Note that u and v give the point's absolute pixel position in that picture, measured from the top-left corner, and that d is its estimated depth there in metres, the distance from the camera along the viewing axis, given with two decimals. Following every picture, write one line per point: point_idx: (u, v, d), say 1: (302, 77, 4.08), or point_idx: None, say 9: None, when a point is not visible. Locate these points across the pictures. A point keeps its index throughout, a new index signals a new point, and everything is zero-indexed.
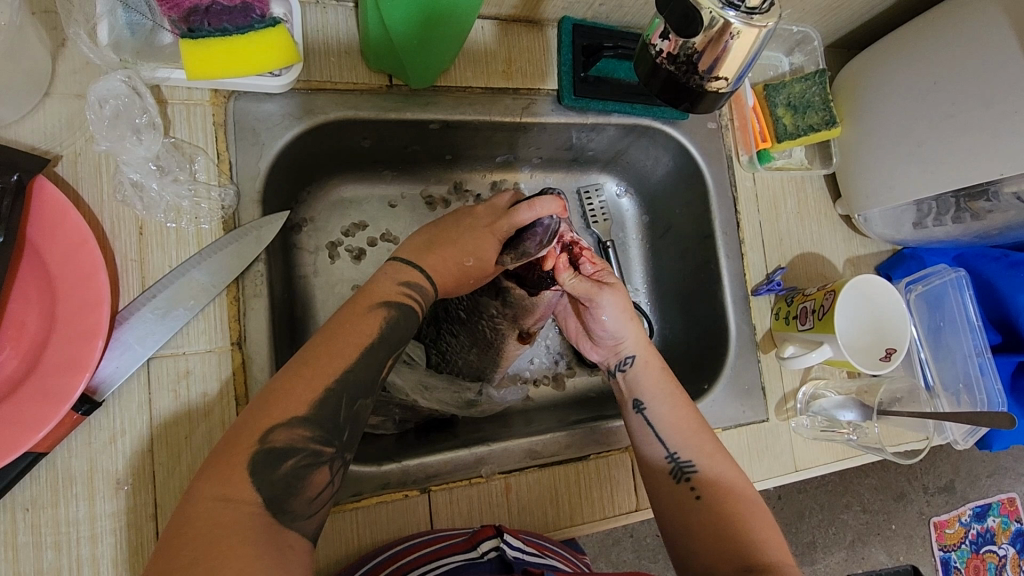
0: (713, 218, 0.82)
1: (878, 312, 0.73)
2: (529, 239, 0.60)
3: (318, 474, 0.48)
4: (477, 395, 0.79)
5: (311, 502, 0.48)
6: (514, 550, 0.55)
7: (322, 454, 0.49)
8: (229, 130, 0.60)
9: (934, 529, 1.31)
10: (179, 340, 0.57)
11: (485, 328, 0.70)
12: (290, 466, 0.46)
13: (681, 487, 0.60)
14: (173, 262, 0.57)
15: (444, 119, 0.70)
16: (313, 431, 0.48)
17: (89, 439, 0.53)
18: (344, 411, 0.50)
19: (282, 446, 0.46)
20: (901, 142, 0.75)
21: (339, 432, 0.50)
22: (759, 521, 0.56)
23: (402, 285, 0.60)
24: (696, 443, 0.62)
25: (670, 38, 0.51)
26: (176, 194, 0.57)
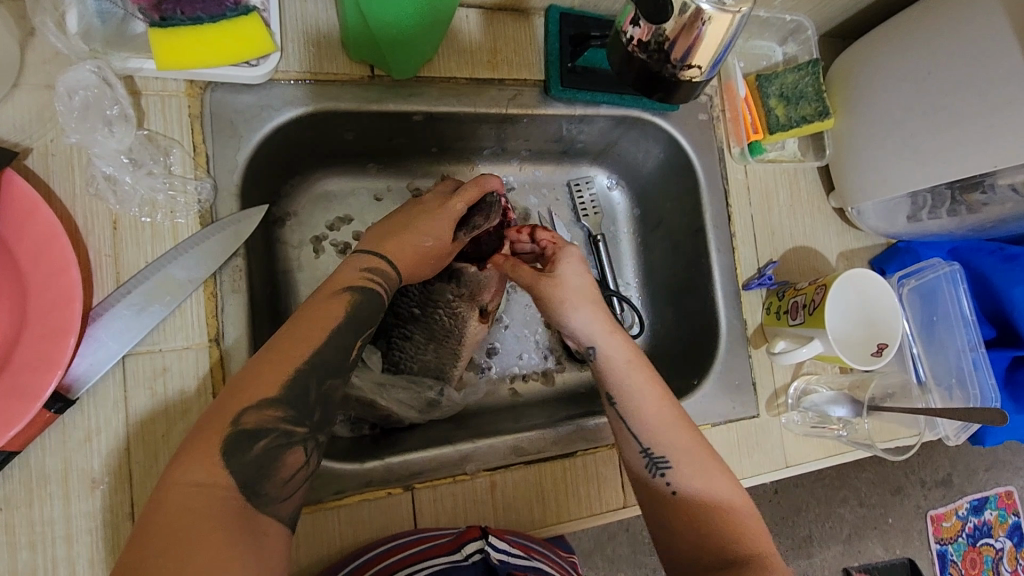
0: (704, 212, 0.80)
1: (869, 306, 0.72)
2: (477, 214, 0.69)
3: (290, 454, 0.50)
4: (438, 395, 0.77)
5: (284, 484, 0.49)
6: (499, 553, 0.54)
7: (294, 434, 0.51)
8: (205, 122, 0.59)
9: (931, 522, 1.31)
10: (155, 336, 0.56)
11: (444, 316, 0.73)
12: (262, 446, 0.48)
13: (657, 482, 0.60)
14: (148, 257, 0.56)
15: (428, 111, 0.69)
16: (284, 412, 0.50)
17: (63, 438, 0.52)
18: (314, 392, 0.53)
19: (253, 427, 0.48)
20: (895, 133, 0.74)
21: (310, 413, 0.52)
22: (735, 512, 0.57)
23: (364, 270, 0.62)
24: (671, 439, 0.60)
25: (641, 25, 0.51)
26: (151, 187, 0.56)
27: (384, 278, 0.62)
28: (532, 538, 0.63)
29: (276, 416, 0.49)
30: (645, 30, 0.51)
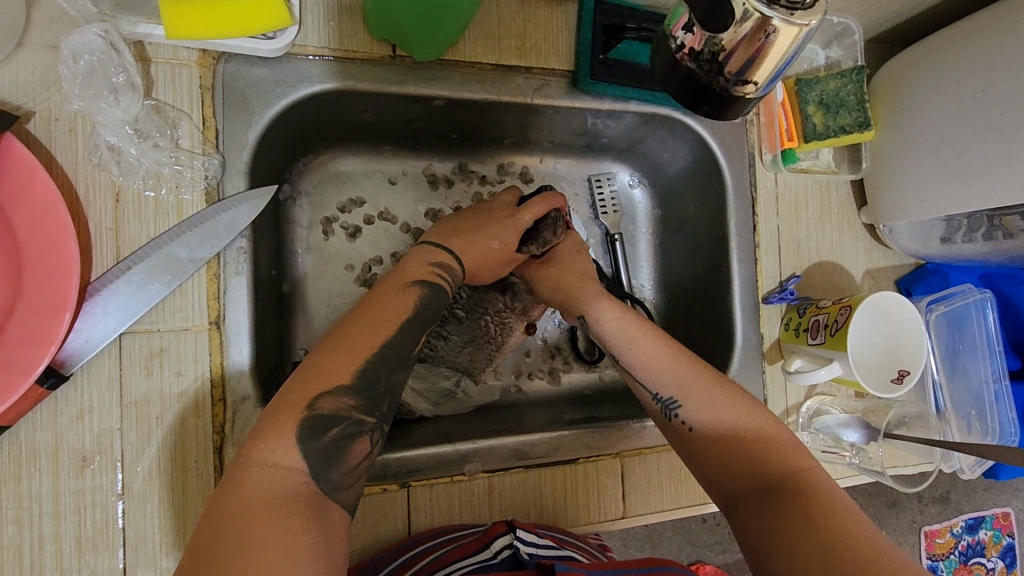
0: (728, 219, 0.77)
1: (896, 331, 0.69)
2: (544, 229, 0.72)
3: (358, 443, 0.51)
4: (454, 387, 0.78)
5: (350, 471, 0.50)
6: (527, 546, 0.54)
7: (364, 424, 0.52)
8: (216, 95, 0.56)
9: (925, 538, 1.29)
10: (154, 316, 0.54)
11: (489, 321, 0.79)
12: (333, 434, 0.49)
13: (674, 423, 0.60)
14: (151, 233, 0.54)
15: (449, 96, 0.66)
16: (356, 400, 0.52)
17: (55, 414, 0.51)
18: (383, 383, 0.55)
19: (328, 413, 0.50)
20: (938, 152, 0.70)
21: (378, 402, 0.53)
22: (758, 431, 0.57)
23: (431, 265, 0.64)
24: (676, 378, 0.61)
25: (694, 31, 0.46)
26: (156, 160, 0.54)
27: (448, 274, 0.65)
28: (565, 530, 0.63)
29: (349, 404, 0.51)
30: (697, 39, 0.46)
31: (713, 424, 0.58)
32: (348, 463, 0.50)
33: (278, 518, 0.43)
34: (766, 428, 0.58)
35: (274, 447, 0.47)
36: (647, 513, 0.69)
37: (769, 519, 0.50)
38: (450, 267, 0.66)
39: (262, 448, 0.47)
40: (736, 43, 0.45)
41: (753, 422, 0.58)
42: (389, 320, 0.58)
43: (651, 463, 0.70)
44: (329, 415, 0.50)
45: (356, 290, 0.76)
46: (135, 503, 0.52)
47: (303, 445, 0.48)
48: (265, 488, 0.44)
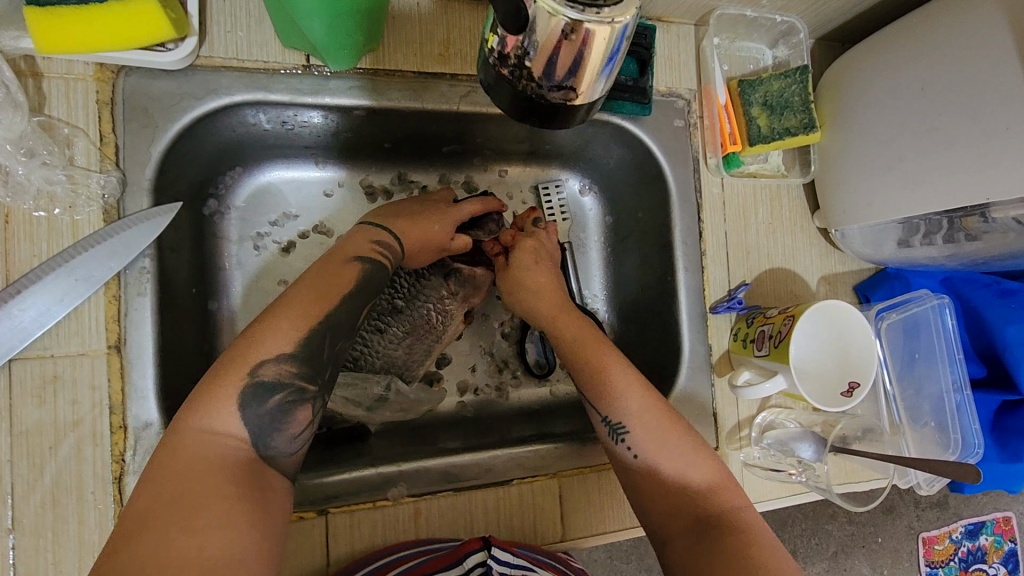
0: (673, 226, 0.75)
1: (841, 338, 0.66)
2: (489, 222, 0.76)
3: (301, 410, 0.52)
4: (385, 389, 0.74)
5: (293, 439, 0.52)
6: (500, 566, 0.52)
7: (307, 391, 0.53)
8: (116, 109, 0.54)
9: (923, 545, 1.25)
10: (48, 341, 0.52)
11: (431, 311, 0.75)
12: (276, 400, 0.50)
13: (621, 448, 0.61)
14: (43, 254, 0.52)
15: (370, 105, 0.64)
16: (299, 367, 0.53)
17: None
18: (327, 351, 0.55)
19: (270, 379, 0.51)
20: (882, 153, 0.68)
21: (321, 368, 0.54)
22: (695, 459, 0.59)
23: (374, 243, 0.63)
24: (628, 404, 0.61)
25: (504, 37, 0.46)
26: (47, 179, 0.52)
27: (390, 251, 0.64)
28: (542, 553, 0.60)
29: (291, 370, 0.52)
30: (509, 43, 0.46)
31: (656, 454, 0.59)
32: (292, 430, 0.51)
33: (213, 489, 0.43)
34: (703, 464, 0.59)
35: (221, 414, 0.48)
36: (589, 535, 0.66)
37: (693, 555, 0.53)
38: (393, 245, 0.64)
39: (204, 414, 0.48)
40: (553, 44, 0.44)
41: (696, 457, 0.59)
42: (332, 290, 0.57)
43: (591, 481, 0.67)
44: (272, 381, 0.51)
45: None
46: (27, 538, 0.50)
47: (242, 410, 0.49)
48: (210, 456, 0.46)
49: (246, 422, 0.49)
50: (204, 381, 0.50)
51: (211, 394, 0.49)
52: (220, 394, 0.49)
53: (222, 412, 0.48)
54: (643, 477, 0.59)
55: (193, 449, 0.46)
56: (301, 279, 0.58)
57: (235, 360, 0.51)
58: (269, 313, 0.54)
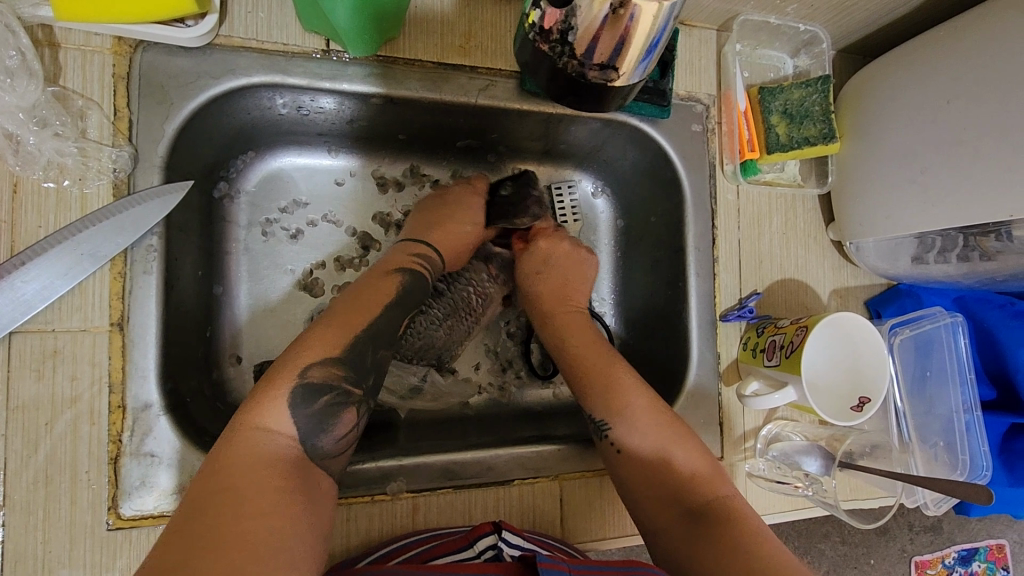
0: (686, 232, 0.74)
1: (852, 354, 0.66)
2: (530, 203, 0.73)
3: (346, 413, 0.53)
4: (421, 381, 0.73)
5: (337, 441, 0.52)
6: (510, 549, 0.54)
7: (352, 395, 0.54)
8: (132, 84, 0.54)
9: (915, 568, 1.23)
10: (49, 315, 0.51)
11: (472, 293, 0.73)
12: (324, 401, 0.51)
13: (605, 443, 0.62)
14: (49, 226, 0.51)
15: (388, 94, 0.63)
16: (345, 371, 0.54)
17: None
18: (370, 357, 0.56)
19: (316, 382, 0.52)
20: (902, 167, 0.67)
21: (365, 375, 0.56)
22: (685, 449, 0.60)
23: (413, 256, 0.66)
24: (609, 399, 0.62)
25: (548, 11, 0.48)
26: (57, 150, 0.51)
27: (429, 264, 0.67)
28: (552, 539, 0.62)
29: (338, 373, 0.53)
30: (551, 16, 0.48)
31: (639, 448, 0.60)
32: (338, 431, 0.52)
33: (265, 484, 0.44)
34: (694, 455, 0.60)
35: (274, 415, 0.49)
36: (588, 542, 0.65)
37: (680, 544, 0.55)
38: (434, 258, 0.68)
39: (260, 413, 0.49)
40: (600, 24, 0.45)
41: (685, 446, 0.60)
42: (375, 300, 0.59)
43: (593, 487, 0.66)
44: (319, 383, 0.52)
45: (296, 295, 0.73)
46: (17, 516, 0.49)
47: (293, 410, 0.50)
48: (260, 451, 0.47)
49: (296, 422, 0.50)
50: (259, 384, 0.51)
51: (262, 396, 0.50)
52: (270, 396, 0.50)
53: (277, 410, 0.49)
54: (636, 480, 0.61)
55: (248, 444, 0.47)
56: (343, 295, 0.60)
57: (285, 364, 0.52)
58: (310, 331, 0.55)
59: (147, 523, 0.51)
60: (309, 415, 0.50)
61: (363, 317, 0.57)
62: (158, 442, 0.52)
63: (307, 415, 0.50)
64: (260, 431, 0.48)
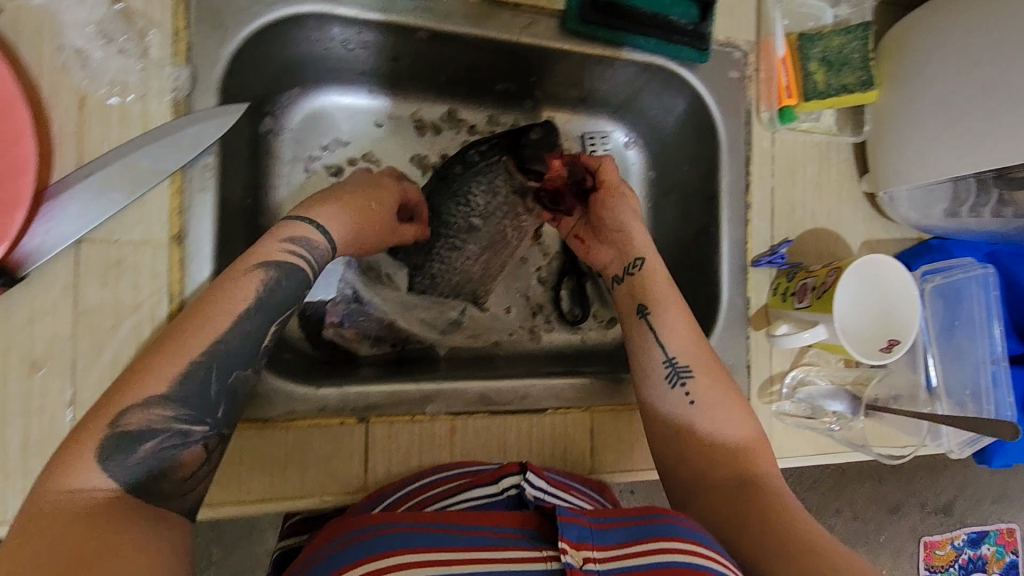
0: (721, 177, 0.75)
1: (882, 297, 0.66)
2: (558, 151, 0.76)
3: (187, 453, 0.46)
4: (460, 315, 0.79)
5: (182, 481, 0.46)
6: (533, 489, 0.53)
7: (190, 435, 0.46)
8: (190, 6, 0.55)
9: (925, 549, 1.32)
10: (114, 226, 0.53)
11: (507, 226, 0.78)
12: (146, 449, 0.44)
13: (676, 391, 0.62)
14: (113, 140, 0.53)
15: (433, 28, 0.64)
16: (178, 411, 0.45)
17: (4, 316, 0.50)
18: (214, 388, 0.47)
19: (134, 429, 0.43)
20: (942, 113, 0.67)
21: (209, 410, 0.47)
22: (744, 419, 0.61)
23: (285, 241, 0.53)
24: (690, 349, 0.63)
25: None
26: (123, 68, 0.53)
27: (308, 248, 0.54)
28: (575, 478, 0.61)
29: (164, 415, 0.45)
30: None
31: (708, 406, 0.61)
32: (179, 472, 0.45)
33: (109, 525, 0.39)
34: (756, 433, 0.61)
35: (78, 469, 0.41)
36: (617, 472, 0.67)
37: (731, 501, 0.55)
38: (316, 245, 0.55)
39: (65, 475, 0.41)
40: None
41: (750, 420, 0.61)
42: (238, 302, 0.49)
43: (624, 420, 0.68)
44: (136, 432, 0.43)
45: None
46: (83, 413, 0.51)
47: (106, 464, 0.42)
48: (78, 509, 0.39)
49: (112, 475, 0.42)
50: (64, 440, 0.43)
51: (68, 454, 0.42)
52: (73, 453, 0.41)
53: (82, 466, 0.41)
54: (690, 433, 0.61)
55: (50, 503, 0.39)
56: (192, 306, 0.50)
57: (99, 404, 0.44)
58: (135, 359, 0.46)
59: None
60: (130, 464, 0.43)
61: (207, 332, 0.47)
62: None
63: (126, 463, 0.43)
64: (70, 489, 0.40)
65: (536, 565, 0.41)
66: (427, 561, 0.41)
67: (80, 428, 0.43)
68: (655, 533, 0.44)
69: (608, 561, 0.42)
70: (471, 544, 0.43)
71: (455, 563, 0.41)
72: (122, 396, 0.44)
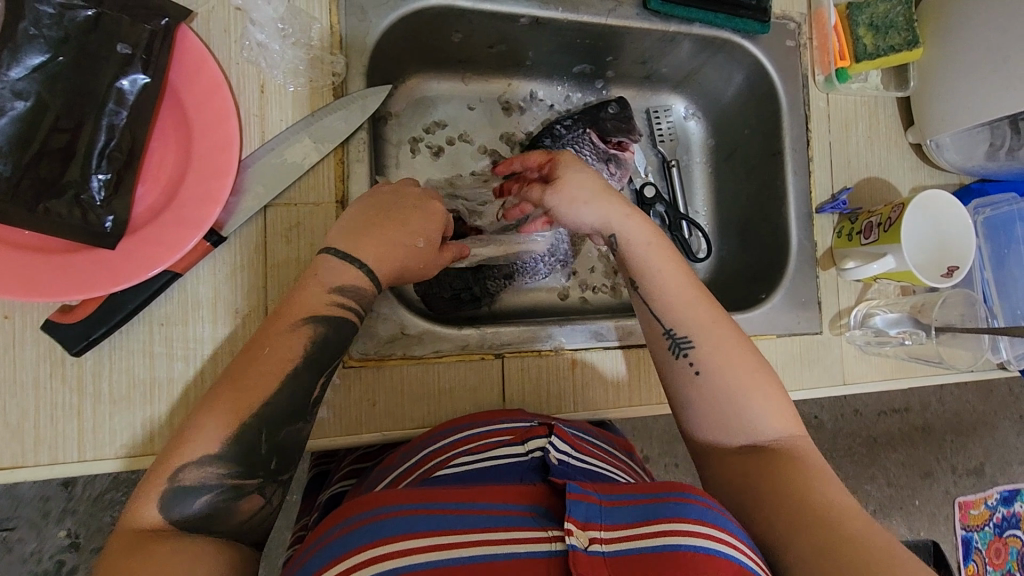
0: (783, 136, 0.83)
1: (942, 227, 0.75)
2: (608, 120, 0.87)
3: (245, 500, 0.50)
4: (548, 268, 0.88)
5: (243, 522, 0.50)
6: (557, 452, 0.55)
7: (246, 484, 0.51)
8: (342, 4, 0.64)
9: (959, 508, 1.41)
10: (291, 192, 0.62)
11: None
12: (203, 499, 0.49)
13: (681, 361, 0.62)
14: (289, 120, 0.62)
15: (534, 15, 0.73)
16: (230, 466, 0.50)
17: (213, 271, 0.59)
18: (263, 443, 0.52)
19: (190, 483, 0.49)
20: (983, 63, 0.76)
21: (260, 464, 0.51)
22: (760, 393, 0.60)
23: (332, 293, 0.57)
24: (695, 318, 0.63)
25: None
26: (295, 57, 0.62)
27: (353, 300, 0.58)
28: (599, 436, 0.67)
29: (215, 472, 0.49)
30: None
31: (722, 373, 0.61)
32: (234, 519, 0.50)
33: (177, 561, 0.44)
34: (776, 392, 0.61)
35: (149, 510, 0.48)
36: None
37: (744, 474, 0.57)
38: (367, 294, 0.59)
39: (142, 512, 0.47)
40: None
41: (769, 387, 0.61)
42: (276, 360, 0.54)
43: None
44: (192, 485, 0.49)
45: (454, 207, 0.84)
46: None
47: (168, 513, 0.48)
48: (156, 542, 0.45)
49: (177, 516, 0.48)
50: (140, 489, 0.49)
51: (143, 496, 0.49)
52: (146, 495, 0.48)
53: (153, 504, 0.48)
54: (701, 399, 0.61)
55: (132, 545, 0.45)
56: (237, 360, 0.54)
57: (164, 461, 0.49)
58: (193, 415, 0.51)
59: (370, 363, 0.65)
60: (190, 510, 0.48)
61: (255, 396, 0.52)
62: None
63: (188, 507, 0.48)
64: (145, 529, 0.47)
65: (541, 546, 0.43)
66: (433, 543, 0.43)
67: (157, 468, 0.49)
68: (662, 512, 0.44)
69: (613, 542, 0.43)
70: (474, 526, 0.44)
71: (461, 546, 0.43)
72: (176, 456, 0.49)
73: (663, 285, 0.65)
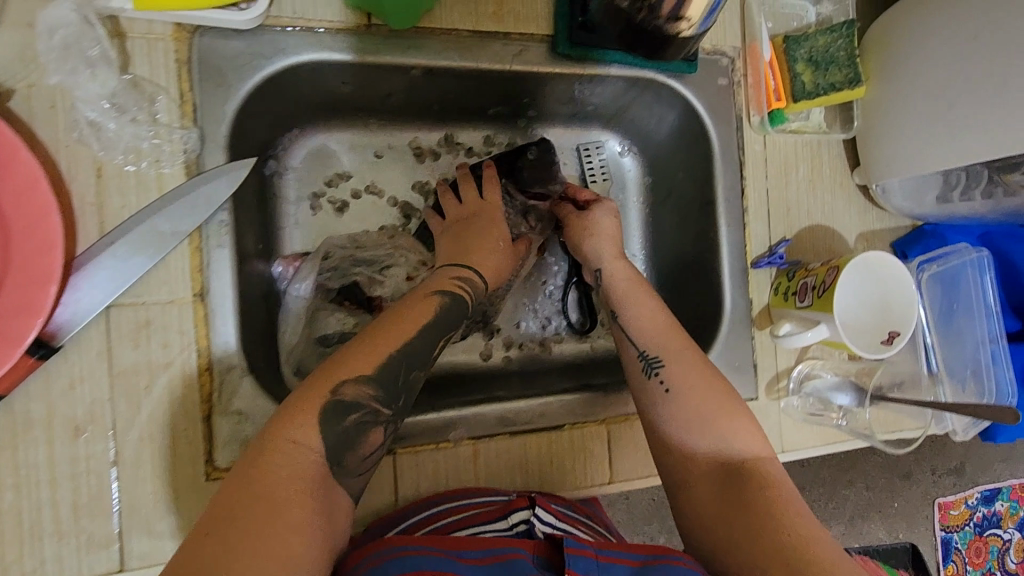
0: (715, 184, 0.76)
1: (881, 290, 0.68)
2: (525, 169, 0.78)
3: (372, 433, 0.52)
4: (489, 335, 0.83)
5: (362, 460, 0.51)
6: (543, 525, 0.53)
7: (380, 415, 0.53)
8: (192, 69, 0.57)
9: (939, 509, 1.20)
10: (139, 288, 0.55)
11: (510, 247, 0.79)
12: (352, 419, 0.50)
13: (652, 381, 0.62)
14: (132, 207, 0.55)
15: (428, 65, 0.66)
16: (376, 390, 0.52)
17: (46, 385, 0.53)
18: (402, 379, 0.54)
19: (347, 400, 0.50)
20: (929, 106, 0.68)
21: (397, 396, 0.54)
22: (728, 417, 0.59)
23: (454, 278, 0.65)
24: (665, 342, 0.64)
25: None
26: (135, 135, 0.55)
27: (469, 286, 0.66)
28: (579, 511, 0.62)
29: (369, 393, 0.51)
30: None
31: (688, 395, 0.60)
32: (361, 451, 0.51)
33: (298, 496, 0.44)
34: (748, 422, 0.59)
35: (306, 428, 0.48)
36: (633, 479, 0.70)
37: (712, 500, 0.54)
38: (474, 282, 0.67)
39: (289, 427, 0.48)
40: None
41: (739, 411, 0.60)
42: (410, 324, 0.57)
43: (637, 429, 0.70)
44: (350, 401, 0.51)
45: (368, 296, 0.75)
46: (127, 469, 0.54)
47: (324, 426, 0.49)
48: (294, 464, 0.46)
49: (325, 439, 0.48)
50: (287, 406, 0.49)
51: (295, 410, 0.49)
52: (301, 412, 0.49)
53: (305, 427, 0.48)
54: (672, 423, 0.60)
55: (283, 465, 0.46)
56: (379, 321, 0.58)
57: (318, 381, 0.51)
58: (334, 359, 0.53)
59: None
60: (339, 430, 0.49)
61: (397, 339, 0.55)
62: (245, 401, 0.57)
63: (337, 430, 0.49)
64: (291, 444, 0.47)
65: None
66: None
67: (306, 390, 0.50)
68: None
69: None
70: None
71: None
72: (334, 375, 0.51)
73: (638, 323, 0.66)
